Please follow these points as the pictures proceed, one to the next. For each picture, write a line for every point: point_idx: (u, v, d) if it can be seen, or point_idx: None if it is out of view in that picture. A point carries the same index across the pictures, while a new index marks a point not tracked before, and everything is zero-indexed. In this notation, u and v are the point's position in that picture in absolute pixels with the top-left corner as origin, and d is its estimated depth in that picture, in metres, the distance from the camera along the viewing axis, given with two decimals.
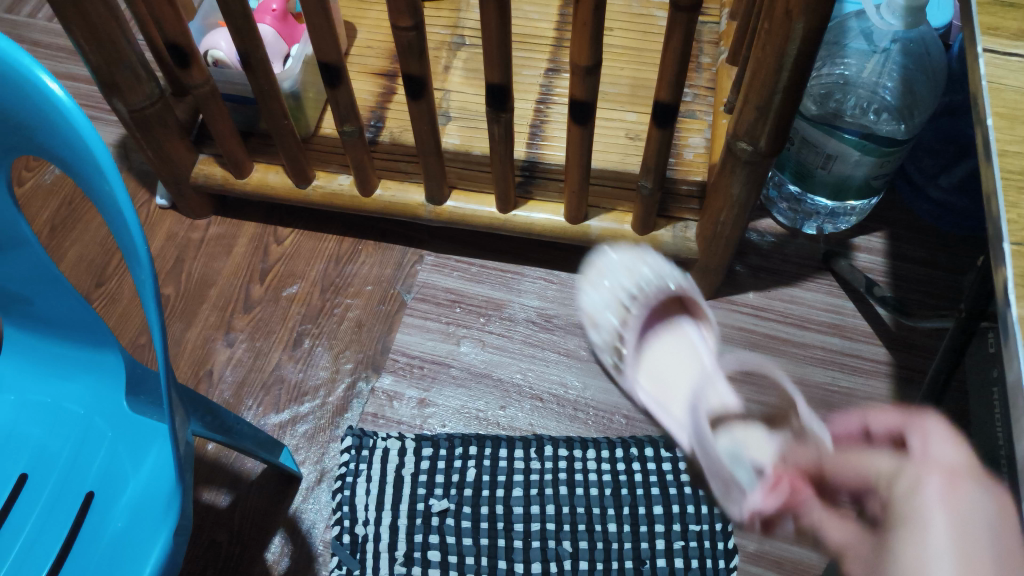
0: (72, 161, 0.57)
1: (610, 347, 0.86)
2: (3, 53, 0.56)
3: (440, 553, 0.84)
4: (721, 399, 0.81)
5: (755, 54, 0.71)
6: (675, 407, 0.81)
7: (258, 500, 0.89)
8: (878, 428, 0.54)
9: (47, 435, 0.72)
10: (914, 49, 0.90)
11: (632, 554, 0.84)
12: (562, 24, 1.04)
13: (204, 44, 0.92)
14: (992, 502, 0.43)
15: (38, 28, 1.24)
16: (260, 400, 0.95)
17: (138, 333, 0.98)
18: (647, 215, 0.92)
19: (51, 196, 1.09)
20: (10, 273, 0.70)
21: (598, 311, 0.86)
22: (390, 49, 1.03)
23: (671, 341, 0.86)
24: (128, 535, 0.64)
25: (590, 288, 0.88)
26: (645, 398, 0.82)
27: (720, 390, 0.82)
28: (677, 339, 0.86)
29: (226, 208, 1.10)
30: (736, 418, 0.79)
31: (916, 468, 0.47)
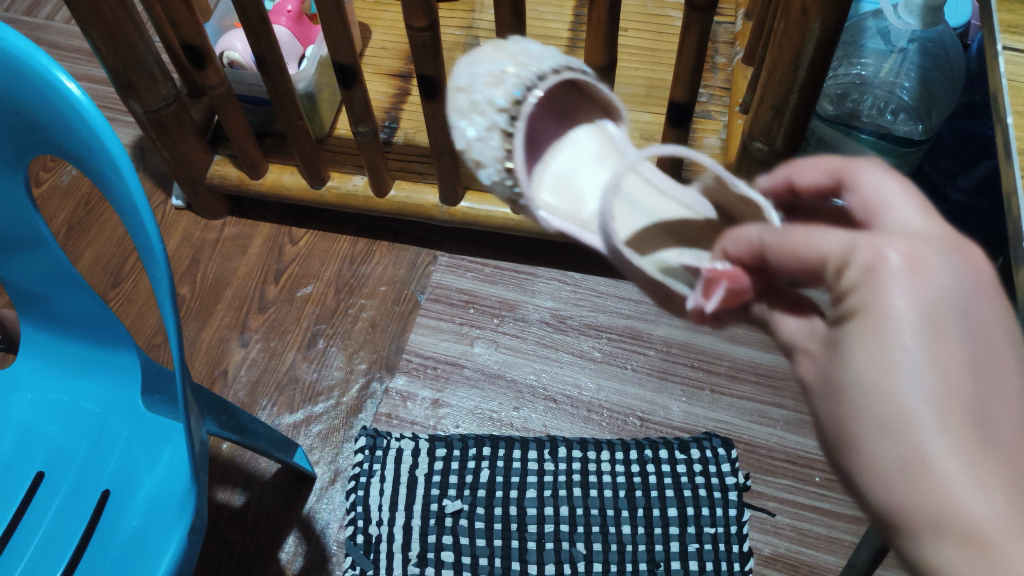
0: (91, 161, 0.57)
1: (496, 163, 0.57)
2: (23, 53, 0.55)
3: (453, 554, 0.84)
4: (638, 219, 0.59)
5: (771, 53, 0.71)
6: (580, 209, 0.57)
7: (272, 500, 0.89)
8: (807, 177, 0.46)
9: (63, 434, 0.73)
10: (931, 49, 0.89)
11: (646, 556, 0.83)
12: (577, 25, 1.04)
13: (220, 45, 0.93)
14: (962, 268, 0.34)
15: (56, 31, 1.26)
16: (274, 400, 0.95)
17: (154, 333, 0.98)
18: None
19: (68, 196, 1.10)
20: (28, 273, 0.71)
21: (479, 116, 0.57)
22: (403, 51, 1.04)
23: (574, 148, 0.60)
24: (144, 533, 0.64)
25: (463, 96, 0.59)
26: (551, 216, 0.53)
27: (641, 174, 0.60)
28: (582, 137, 0.60)
29: (241, 209, 1.11)
30: (670, 218, 0.58)
31: (872, 239, 0.35)
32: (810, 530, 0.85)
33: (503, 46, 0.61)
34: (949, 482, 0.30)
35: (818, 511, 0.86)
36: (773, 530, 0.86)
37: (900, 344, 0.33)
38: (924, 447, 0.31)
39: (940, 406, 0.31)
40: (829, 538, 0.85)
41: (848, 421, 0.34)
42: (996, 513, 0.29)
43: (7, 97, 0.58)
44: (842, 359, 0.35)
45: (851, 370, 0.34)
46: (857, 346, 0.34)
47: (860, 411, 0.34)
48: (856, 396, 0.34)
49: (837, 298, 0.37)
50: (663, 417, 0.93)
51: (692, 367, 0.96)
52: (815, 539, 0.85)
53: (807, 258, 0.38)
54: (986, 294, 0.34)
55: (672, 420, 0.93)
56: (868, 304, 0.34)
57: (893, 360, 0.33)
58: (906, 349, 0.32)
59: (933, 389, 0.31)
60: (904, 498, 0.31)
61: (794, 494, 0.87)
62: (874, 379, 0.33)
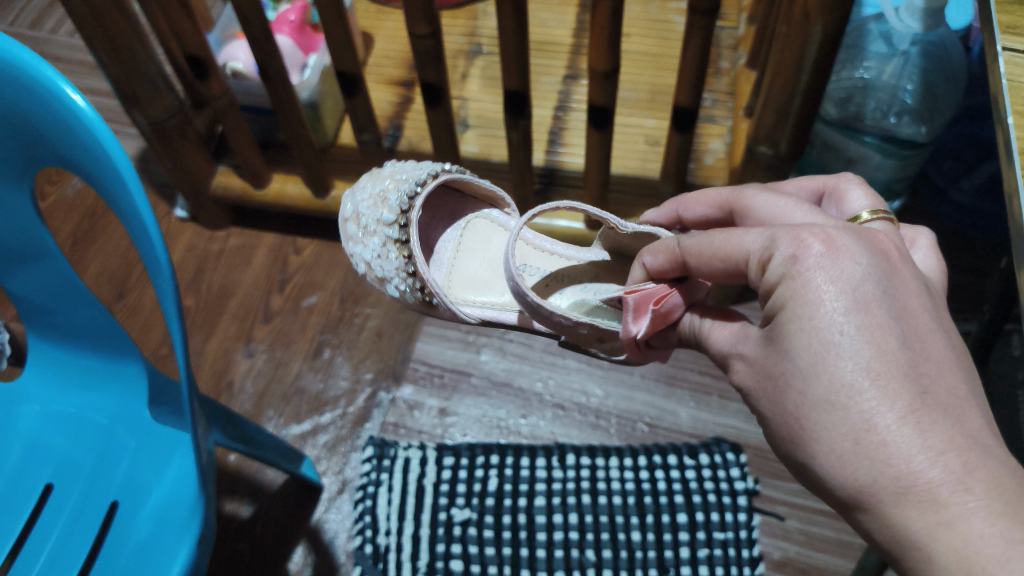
0: (95, 172, 0.56)
1: (399, 272, 0.65)
2: (27, 65, 0.55)
3: (462, 562, 0.83)
4: (537, 276, 0.69)
5: (774, 57, 0.71)
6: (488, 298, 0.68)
7: (281, 511, 0.89)
8: (693, 209, 0.55)
9: (71, 445, 0.72)
10: (933, 51, 0.88)
11: (655, 562, 0.83)
12: (580, 31, 1.04)
13: (223, 57, 0.92)
14: (869, 254, 0.39)
15: (60, 44, 1.26)
16: (281, 411, 0.94)
17: (159, 344, 0.98)
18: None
19: (73, 208, 1.10)
20: (34, 285, 0.71)
21: (375, 236, 0.66)
22: (407, 59, 1.04)
23: (467, 238, 0.71)
24: (152, 544, 0.63)
25: (360, 224, 0.67)
26: (472, 309, 0.65)
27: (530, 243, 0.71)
28: (473, 232, 0.71)
29: (245, 219, 1.11)
30: (562, 267, 0.70)
31: (789, 231, 0.40)
32: (819, 533, 0.85)
33: (380, 170, 0.69)
34: (896, 442, 0.34)
35: (827, 514, 0.86)
36: (782, 534, 0.85)
37: (833, 328, 0.37)
38: (872, 413, 0.35)
39: (874, 373, 0.35)
40: (839, 541, 0.85)
41: (798, 404, 0.37)
42: (948, 469, 0.33)
43: (12, 112, 0.58)
44: (783, 347, 0.39)
45: (794, 358, 0.38)
46: (797, 335, 0.38)
47: (807, 392, 0.37)
48: (804, 378, 0.37)
49: (764, 292, 0.41)
50: (671, 423, 0.93)
51: (700, 373, 0.96)
52: (824, 542, 0.84)
53: (724, 264, 0.43)
54: (898, 274, 0.39)
55: (681, 426, 0.93)
56: (802, 295, 0.38)
57: (828, 340, 0.37)
58: (843, 327, 0.37)
59: (868, 357, 0.36)
60: (862, 468, 0.35)
61: (804, 498, 0.87)
62: (819, 363, 0.37)
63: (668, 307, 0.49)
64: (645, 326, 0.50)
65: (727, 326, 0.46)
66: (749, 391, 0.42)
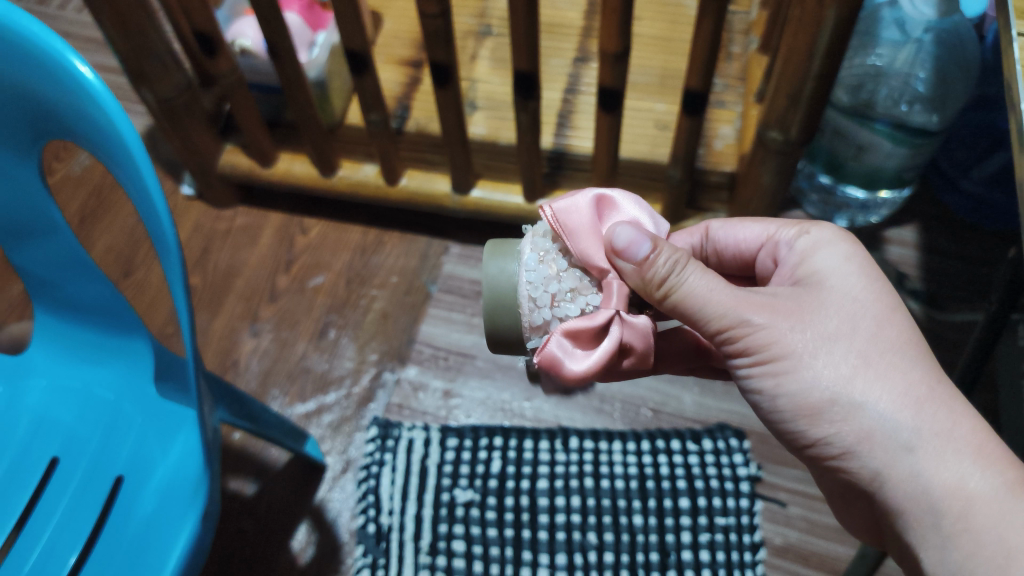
0: (99, 143, 0.55)
1: None
2: (36, 37, 0.54)
3: (464, 544, 0.84)
4: None
5: (785, 41, 0.69)
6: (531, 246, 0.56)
7: (284, 489, 0.89)
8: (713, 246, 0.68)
9: (79, 421, 0.72)
10: (948, 39, 0.87)
11: (657, 546, 0.83)
12: (590, 13, 1.03)
13: (232, 35, 0.91)
14: None
15: (68, 20, 1.25)
16: (286, 390, 0.95)
17: (166, 322, 0.98)
18: (675, 200, 0.91)
19: (80, 185, 1.10)
20: (41, 258, 0.70)
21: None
22: (416, 39, 1.03)
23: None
24: (159, 518, 0.63)
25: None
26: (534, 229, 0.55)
27: None
28: None
29: (252, 199, 1.11)
30: None
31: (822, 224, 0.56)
32: (821, 521, 0.85)
33: None
34: (918, 405, 0.46)
35: None
36: (784, 521, 0.85)
37: (869, 305, 0.50)
38: (928, 378, 0.47)
39: (917, 345, 0.49)
40: (841, 529, 0.84)
41: (862, 356, 0.47)
42: (979, 435, 0.45)
43: (18, 84, 0.57)
44: (846, 309, 0.49)
45: (839, 320, 0.49)
46: (842, 304, 0.50)
47: (866, 344, 0.48)
48: (872, 339, 0.48)
49: (795, 252, 0.54)
50: (675, 408, 0.93)
51: None
52: (826, 529, 0.84)
53: (756, 233, 0.58)
54: None
55: (685, 412, 0.93)
56: (852, 265, 0.52)
57: (885, 312, 0.49)
58: (891, 305, 0.50)
59: (910, 331, 0.49)
60: (924, 422, 0.45)
61: (806, 485, 0.87)
62: (881, 332, 0.48)
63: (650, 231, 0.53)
64: (629, 208, 0.53)
65: (715, 278, 0.49)
66: (778, 330, 0.48)
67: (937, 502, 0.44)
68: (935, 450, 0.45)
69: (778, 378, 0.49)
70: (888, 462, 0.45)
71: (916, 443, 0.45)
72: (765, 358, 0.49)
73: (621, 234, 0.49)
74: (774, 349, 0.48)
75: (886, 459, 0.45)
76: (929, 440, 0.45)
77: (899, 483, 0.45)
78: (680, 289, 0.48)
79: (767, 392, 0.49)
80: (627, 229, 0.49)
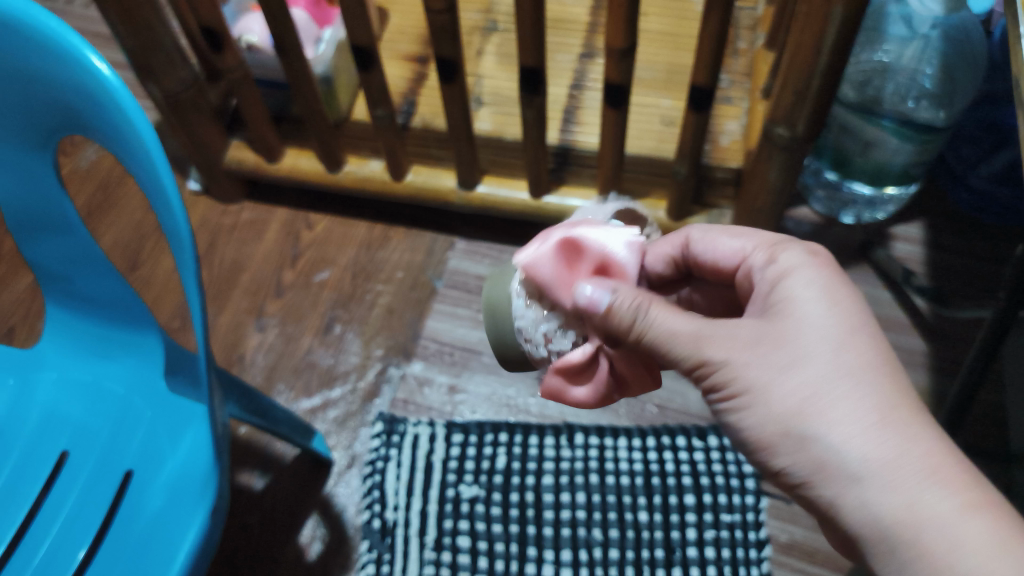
0: (113, 138, 0.56)
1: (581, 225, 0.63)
2: (54, 33, 0.54)
3: (469, 540, 0.84)
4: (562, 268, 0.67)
5: (792, 37, 0.69)
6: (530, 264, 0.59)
7: (291, 483, 0.89)
8: None
9: (89, 415, 0.72)
10: (955, 35, 0.87)
11: (662, 542, 0.83)
12: (596, 10, 1.04)
13: (237, 29, 0.93)
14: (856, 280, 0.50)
15: (76, 15, 1.26)
16: (291, 385, 0.95)
17: (172, 316, 0.98)
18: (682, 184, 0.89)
19: (88, 179, 1.10)
20: (54, 253, 0.71)
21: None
22: (421, 35, 1.03)
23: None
24: (169, 512, 0.64)
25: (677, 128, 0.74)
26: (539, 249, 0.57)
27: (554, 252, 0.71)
28: None
29: (257, 194, 1.11)
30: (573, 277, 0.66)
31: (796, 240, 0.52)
32: None
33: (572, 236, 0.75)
34: (880, 428, 0.43)
35: None
36: (790, 518, 0.85)
37: (836, 326, 0.46)
38: (892, 403, 0.44)
39: (886, 369, 0.45)
40: None
41: (824, 381, 0.44)
42: (939, 460, 0.42)
43: (34, 80, 0.57)
44: (810, 332, 0.46)
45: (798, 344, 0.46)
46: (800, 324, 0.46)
47: (830, 369, 0.45)
48: (835, 363, 0.45)
49: (766, 273, 0.51)
50: (681, 405, 0.93)
51: None
52: None
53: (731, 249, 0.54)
54: None
55: (691, 409, 0.92)
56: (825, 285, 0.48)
57: (849, 338, 0.46)
58: (859, 325, 0.47)
59: (879, 353, 0.46)
60: (880, 451, 0.42)
61: None
62: (845, 353, 0.45)
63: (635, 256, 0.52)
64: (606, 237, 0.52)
65: (678, 314, 0.48)
66: (738, 365, 0.46)
67: (888, 531, 0.41)
68: (888, 479, 0.42)
69: (738, 413, 0.47)
70: (837, 491, 0.43)
71: (865, 472, 0.42)
72: (726, 394, 0.47)
73: (583, 286, 0.49)
74: (734, 382, 0.46)
75: (837, 491, 0.43)
76: (881, 469, 0.42)
77: (851, 515, 0.43)
78: (650, 331, 0.47)
79: (731, 425, 0.48)
80: (590, 282, 0.49)
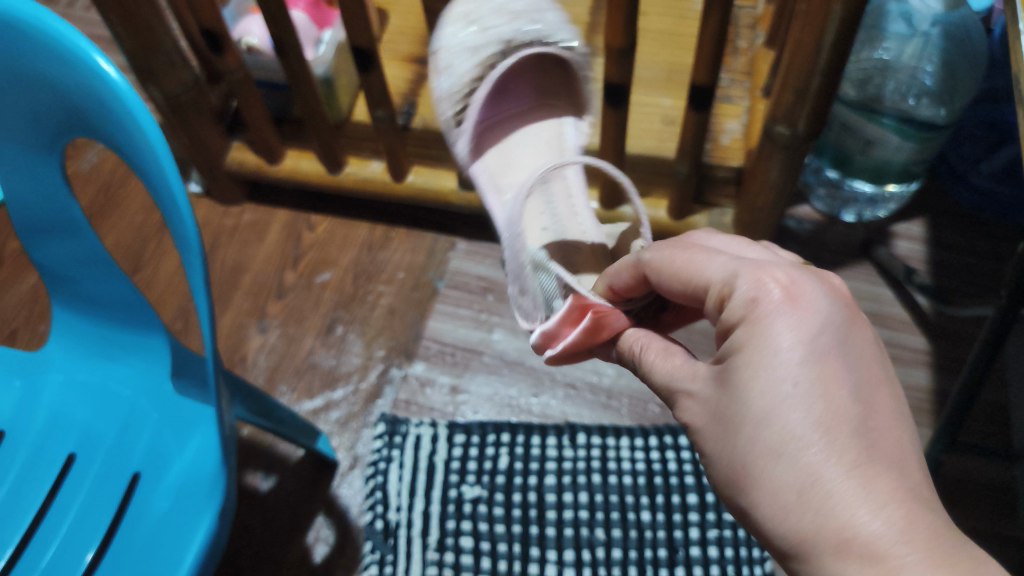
0: (122, 141, 0.56)
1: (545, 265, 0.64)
2: (62, 36, 0.54)
3: (472, 540, 0.84)
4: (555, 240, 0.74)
5: (792, 35, 0.69)
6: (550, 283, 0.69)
7: (294, 485, 0.89)
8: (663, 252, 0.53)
9: (95, 418, 0.72)
10: (955, 33, 0.87)
11: (665, 542, 0.83)
12: (596, 9, 1.04)
13: (237, 31, 0.93)
14: (830, 305, 0.41)
15: (77, 18, 1.26)
16: (293, 386, 0.95)
17: (175, 318, 0.98)
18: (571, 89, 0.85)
19: (89, 181, 1.11)
20: (61, 255, 0.71)
21: (550, 19, 0.81)
22: (421, 35, 1.03)
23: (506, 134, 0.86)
24: (176, 513, 0.64)
25: (550, 11, 0.81)
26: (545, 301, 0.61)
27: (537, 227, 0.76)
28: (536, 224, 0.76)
29: (259, 196, 1.11)
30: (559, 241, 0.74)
31: (752, 269, 0.41)
32: None
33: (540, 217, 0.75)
34: (836, 494, 0.35)
35: None
36: None
37: (787, 379, 0.38)
38: (847, 469, 0.36)
39: (844, 426, 0.37)
40: None
41: (772, 449, 0.38)
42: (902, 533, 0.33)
43: (43, 82, 0.57)
44: (754, 392, 0.39)
45: (746, 402, 0.39)
46: (748, 378, 0.39)
47: (777, 434, 0.37)
48: (782, 424, 0.37)
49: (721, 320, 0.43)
50: None
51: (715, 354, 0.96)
52: None
53: (686, 286, 0.45)
54: (856, 324, 0.41)
55: None
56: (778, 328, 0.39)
57: (800, 390, 0.38)
58: (819, 372, 0.38)
59: (837, 404, 0.37)
60: (824, 527, 0.35)
61: None
62: (794, 410, 0.37)
63: (587, 332, 0.53)
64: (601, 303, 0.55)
65: (670, 358, 0.47)
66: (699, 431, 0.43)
67: None
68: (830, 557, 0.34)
69: None
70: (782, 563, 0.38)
71: (802, 547, 0.36)
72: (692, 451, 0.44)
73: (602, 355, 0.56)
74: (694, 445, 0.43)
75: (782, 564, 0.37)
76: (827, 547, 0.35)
77: None
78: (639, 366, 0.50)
79: None
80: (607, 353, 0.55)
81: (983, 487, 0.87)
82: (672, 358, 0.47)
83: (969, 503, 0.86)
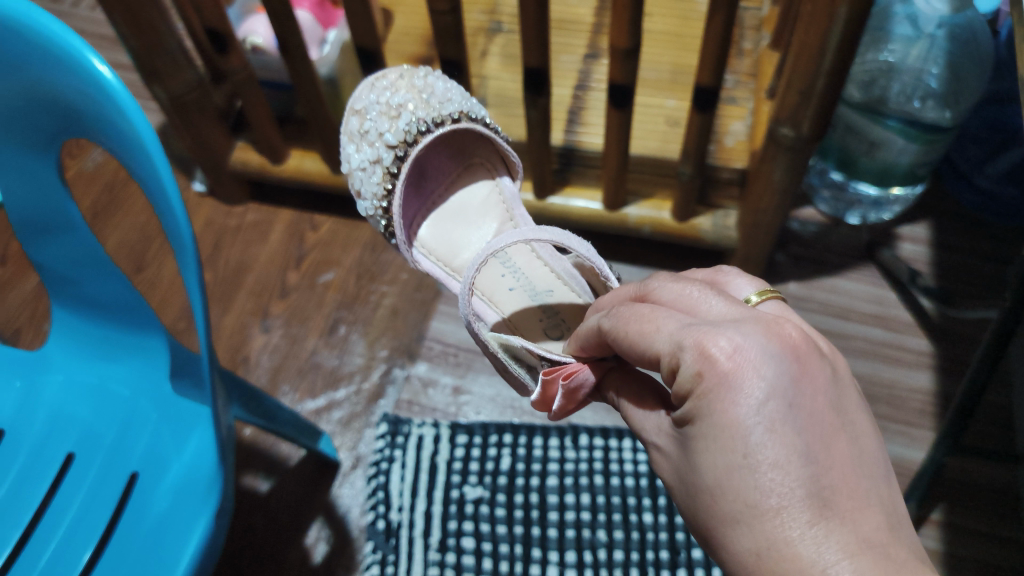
0: (116, 140, 0.55)
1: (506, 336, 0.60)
2: (56, 35, 0.54)
3: (474, 541, 0.83)
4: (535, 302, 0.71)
5: (798, 36, 0.69)
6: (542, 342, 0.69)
7: (296, 485, 0.89)
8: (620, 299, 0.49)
9: (95, 417, 0.73)
10: (961, 34, 0.86)
11: (667, 544, 0.83)
12: (601, 10, 1.03)
13: (242, 31, 0.94)
14: (776, 357, 0.37)
15: (81, 18, 1.27)
16: (296, 386, 0.95)
17: (178, 317, 0.98)
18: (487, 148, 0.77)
19: (93, 181, 1.11)
20: (59, 255, 0.71)
21: (456, 95, 0.73)
22: (426, 36, 1.03)
23: (442, 208, 0.77)
24: (175, 513, 0.64)
25: (457, 87, 0.74)
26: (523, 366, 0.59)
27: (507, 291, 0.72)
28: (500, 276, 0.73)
29: (262, 196, 1.12)
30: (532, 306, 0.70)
31: (694, 338, 0.38)
32: None
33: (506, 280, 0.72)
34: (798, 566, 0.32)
35: None
36: None
37: (738, 450, 0.35)
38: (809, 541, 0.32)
39: (801, 495, 0.33)
40: None
41: (731, 522, 0.35)
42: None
43: (39, 83, 0.57)
44: (710, 466, 0.36)
45: (702, 473, 0.37)
46: (704, 450, 0.37)
47: (734, 510, 0.35)
48: (737, 500, 0.35)
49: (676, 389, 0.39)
50: None
51: None
52: None
53: (638, 353, 0.42)
54: (809, 371, 0.37)
55: None
56: (727, 399, 0.36)
57: (754, 462, 0.34)
58: (769, 441, 0.35)
59: (792, 474, 0.34)
60: None
61: None
62: (747, 487, 0.34)
63: (565, 398, 0.52)
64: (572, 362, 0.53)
65: (643, 407, 0.45)
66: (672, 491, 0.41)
67: None
68: None
69: None
70: None
71: None
72: None
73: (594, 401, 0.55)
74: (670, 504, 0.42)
75: None
76: None
77: None
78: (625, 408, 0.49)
79: None
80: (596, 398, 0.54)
81: (986, 490, 0.87)
82: (644, 402, 0.46)
83: (973, 507, 0.86)
